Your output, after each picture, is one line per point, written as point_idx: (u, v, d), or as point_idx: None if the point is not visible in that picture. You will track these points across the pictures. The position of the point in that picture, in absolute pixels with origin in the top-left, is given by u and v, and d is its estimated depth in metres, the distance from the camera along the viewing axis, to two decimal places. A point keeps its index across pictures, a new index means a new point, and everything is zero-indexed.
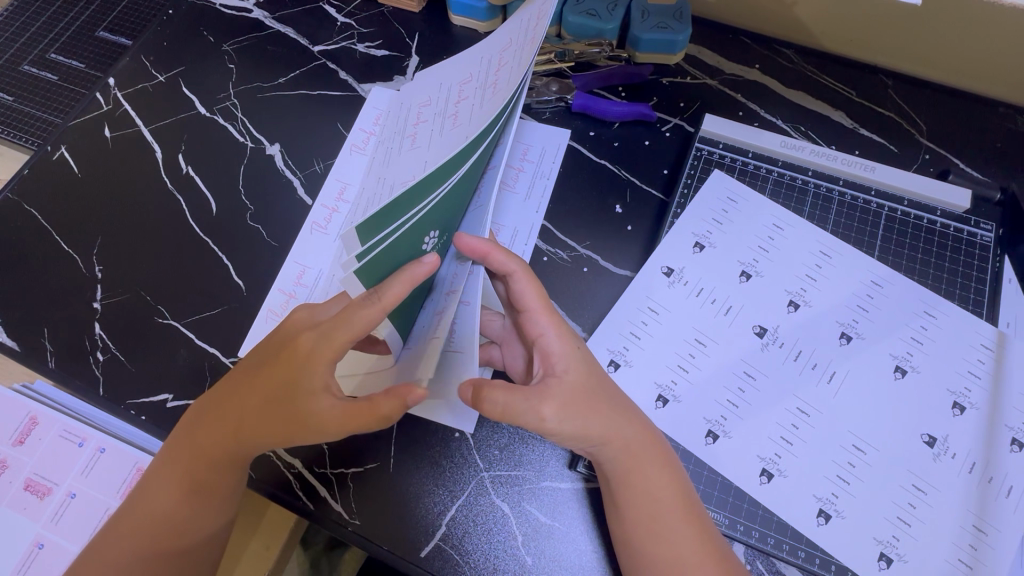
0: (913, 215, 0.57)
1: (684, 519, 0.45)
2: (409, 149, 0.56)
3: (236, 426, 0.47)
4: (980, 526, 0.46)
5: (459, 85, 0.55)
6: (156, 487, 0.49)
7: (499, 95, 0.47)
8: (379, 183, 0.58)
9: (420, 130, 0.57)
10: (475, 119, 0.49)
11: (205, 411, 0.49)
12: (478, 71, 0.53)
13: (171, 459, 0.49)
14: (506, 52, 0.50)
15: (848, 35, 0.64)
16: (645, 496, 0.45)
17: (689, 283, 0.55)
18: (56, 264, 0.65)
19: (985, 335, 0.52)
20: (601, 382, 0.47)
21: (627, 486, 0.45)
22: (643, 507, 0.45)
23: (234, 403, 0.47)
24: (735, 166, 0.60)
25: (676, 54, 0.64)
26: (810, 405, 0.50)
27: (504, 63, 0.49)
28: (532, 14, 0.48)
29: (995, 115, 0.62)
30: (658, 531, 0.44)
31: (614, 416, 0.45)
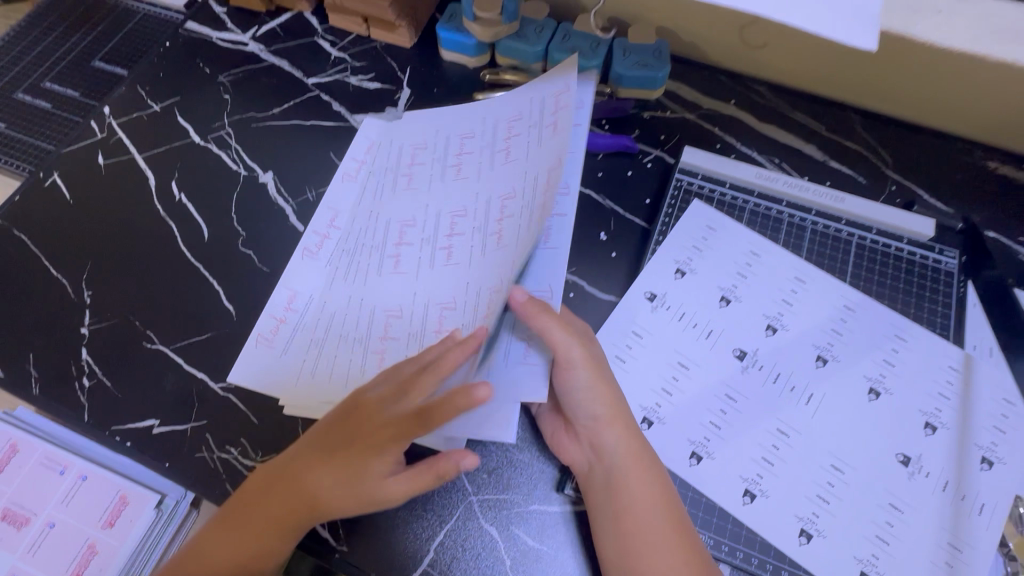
0: (882, 243, 0.60)
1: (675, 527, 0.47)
2: (407, 192, 0.62)
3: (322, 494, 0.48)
4: (954, 543, 0.47)
5: (466, 140, 0.63)
6: (221, 545, 0.50)
7: (517, 168, 0.58)
8: (376, 219, 0.62)
9: (416, 172, 0.63)
10: (482, 180, 0.60)
11: (280, 474, 0.49)
12: (479, 130, 0.63)
13: (243, 520, 0.49)
14: (514, 126, 0.61)
15: (816, 75, 0.68)
16: (637, 507, 0.47)
17: (672, 308, 0.57)
18: (45, 289, 0.65)
19: (953, 357, 0.54)
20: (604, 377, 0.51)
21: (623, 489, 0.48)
22: (642, 499, 0.47)
23: (323, 470, 0.48)
24: (713, 196, 0.63)
25: (655, 91, 0.68)
26: (790, 426, 0.52)
27: (516, 137, 0.60)
28: (546, 96, 0.60)
29: (955, 149, 0.66)
30: (649, 536, 0.47)
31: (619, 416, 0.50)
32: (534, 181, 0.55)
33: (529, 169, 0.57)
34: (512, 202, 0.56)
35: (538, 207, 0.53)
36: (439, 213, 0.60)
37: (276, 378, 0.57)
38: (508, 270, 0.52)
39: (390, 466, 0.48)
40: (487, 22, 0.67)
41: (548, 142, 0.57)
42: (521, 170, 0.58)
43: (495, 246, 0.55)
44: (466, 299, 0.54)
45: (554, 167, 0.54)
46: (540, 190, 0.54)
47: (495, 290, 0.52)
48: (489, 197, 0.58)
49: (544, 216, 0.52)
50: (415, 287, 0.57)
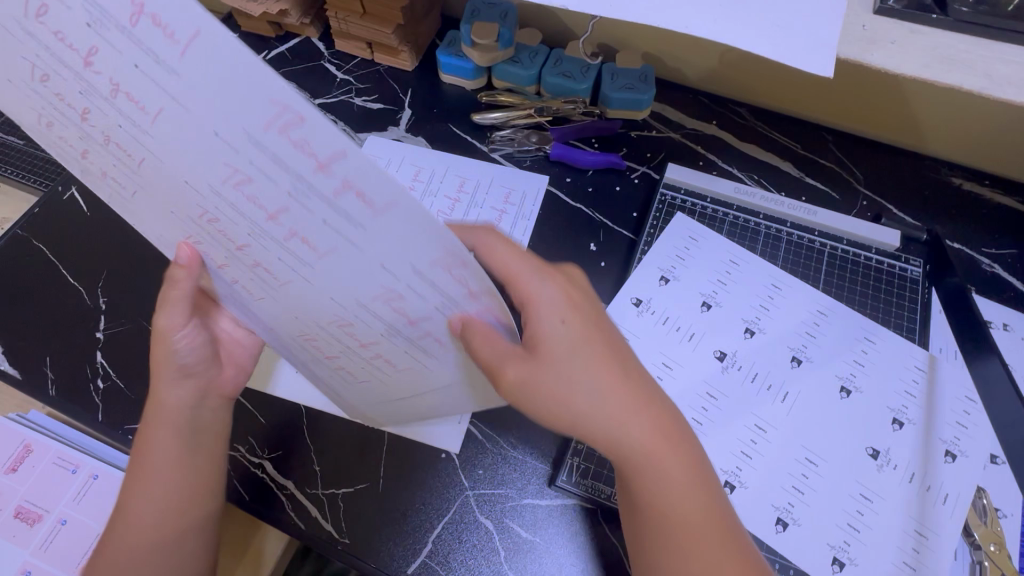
0: (852, 252, 0.64)
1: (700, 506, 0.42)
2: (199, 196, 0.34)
3: (165, 435, 0.49)
4: (921, 530, 0.51)
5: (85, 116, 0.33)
6: (147, 502, 0.48)
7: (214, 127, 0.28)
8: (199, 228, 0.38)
9: (139, 156, 0.34)
10: (205, 163, 0.31)
11: (151, 425, 0.49)
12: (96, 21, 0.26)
13: (159, 471, 0.48)
14: (72, 43, 0.28)
15: (792, 97, 0.72)
16: (664, 494, 0.42)
17: (656, 312, 0.61)
18: (62, 297, 0.68)
19: (918, 358, 0.58)
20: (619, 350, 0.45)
21: (643, 476, 0.42)
22: (664, 486, 0.42)
23: (155, 415, 0.49)
24: (696, 209, 0.67)
25: (642, 111, 0.73)
26: (765, 422, 0.55)
27: (162, 70, 0.27)
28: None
29: (922, 166, 0.71)
30: (679, 523, 0.42)
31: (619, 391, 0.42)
32: (270, 150, 0.28)
33: (254, 133, 0.27)
34: (260, 182, 0.30)
35: (339, 188, 0.28)
36: (217, 220, 0.36)
37: (298, 392, 0.60)
38: (391, 280, 0.35)
39: (174, 322, 0.48)
40: (485, 48, 0.72)
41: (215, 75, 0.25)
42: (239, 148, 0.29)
43: (313, 255, 0.34)
44: (355, 310, 0.39)
45: (286, 117, 0.26)
46: (316, 169, 0.28)
47: (387, 299, 0.37)
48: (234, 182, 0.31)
49: (359, 208, 0.29)
50: (302, 314, 0.42)
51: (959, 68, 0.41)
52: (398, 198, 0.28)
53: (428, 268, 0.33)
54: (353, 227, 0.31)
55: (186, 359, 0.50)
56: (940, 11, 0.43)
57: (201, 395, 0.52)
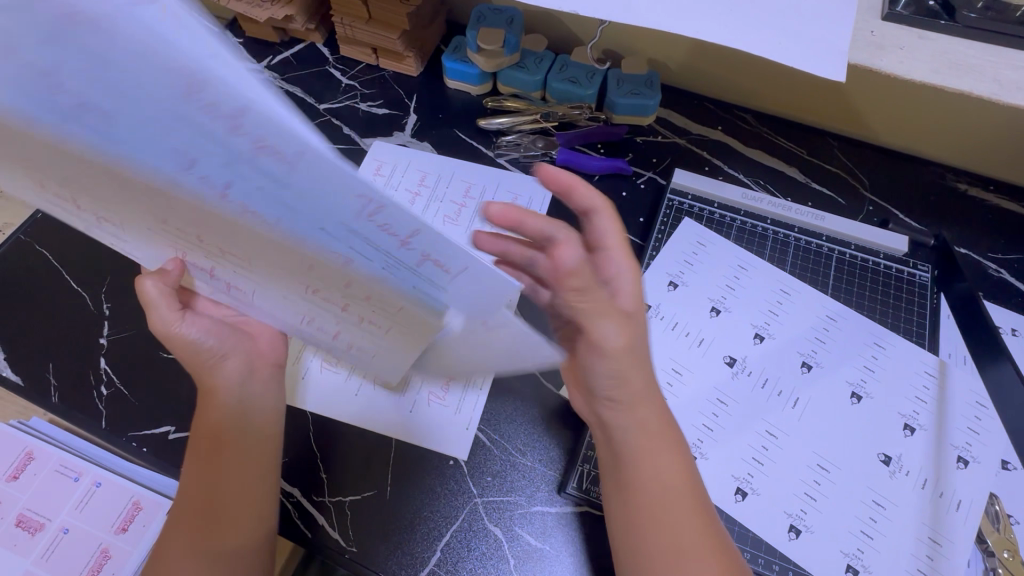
0: (860, 257, 0.64)
1: (693, 499, 0.46)
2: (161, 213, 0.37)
3: (221, 414, 0.52)
4: (935, 537, 0.50)
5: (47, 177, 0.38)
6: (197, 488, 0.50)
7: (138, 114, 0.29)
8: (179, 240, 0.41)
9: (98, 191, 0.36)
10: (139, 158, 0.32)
11: (203, 412, 0.53)
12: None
13: (206, 457, 0.51)
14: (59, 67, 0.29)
15: (798, 103, 0.72)
16: (661, 483, 0.46)
17: (665, 318, 0.61)
18: (66, 302, 0.68)
19: (929, 363, 0.58)
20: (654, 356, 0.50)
21: (643, 463, 0.47)
22: (666, 474, 0.46)
23: (211, 400, 0.52)
24: (703, 214, 0.67)
25: (648, 117, 0.73)
26: (777, 428, 0.55)
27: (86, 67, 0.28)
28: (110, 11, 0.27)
29: (927, 171, 0.71)
30: (670, 513, 0.45)
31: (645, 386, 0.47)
32: (201, 123, 0.28)
33: (175, 108, 0.28)
34: (202, 163, 0.30)
35: (258, 148, 0.28)
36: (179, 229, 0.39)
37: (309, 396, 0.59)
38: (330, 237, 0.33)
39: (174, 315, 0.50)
40: (491, 54, 0.72)
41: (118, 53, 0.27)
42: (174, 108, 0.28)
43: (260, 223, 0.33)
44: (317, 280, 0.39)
45: (194, 85, 0.27)
46: (231, 131, 0.28)
47: (329, 256, 0.35)
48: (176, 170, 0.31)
49: (278, 164, 0.28)
50: (279, 298, 0.44)
51: (969, 74, 0.41)
52: (302, 143, 0.27)
53: (360, 225, 0.31)
54: (282, 186, 0.30)
55: (206, 343, 0.53)
56: (948, 17, 0.43)
57: (247, 376, 0.54)
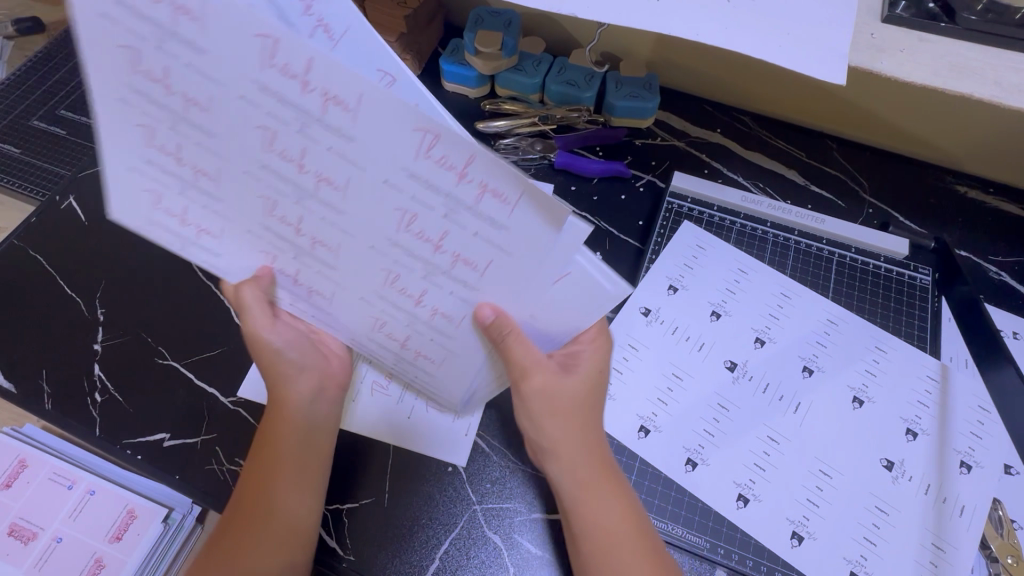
0: (861, 260, 0.64)
1: (638, 542, 0.46)
2: (256, 206, 0.42)
3: (296, 431, 0.51)
4: (938, 544, 0.50)
5: (154, 131, 0.40)
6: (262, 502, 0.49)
7: (243, 101, 0.35)
8: (267, 237, 0.44)
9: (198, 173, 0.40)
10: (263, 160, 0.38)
11: (274, 422, 0.51)
12: (133, 45, 0.36)
13: (277, 470, 0.50)
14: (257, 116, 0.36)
15: (797, 105, 0.72)
16: (604, 528, 0.46)
17: (665, 322, 0.60)
18: (60, 308, 0.67)
19: (930, 367, 0.57)
20: (600, 390, 0.50)
21: (581, 509, 0.47)
22: (608, 519, 0.46)
23: (283, 410, 0.51)
24: (703, 217, 0.67)
25: (646, 119, 0.72)
26: (779, 434, 0.55)
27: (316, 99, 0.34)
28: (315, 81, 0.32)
29: (927, 174, 0.70)
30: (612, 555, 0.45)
31: (576, 431, 0.48)
32: (421, 174, 0.35)
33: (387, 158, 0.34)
34: (280, 134, 0.36)
35: (324, 99, 0.33)
36: (269, 226, 0.43)
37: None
38: (402, 192, 0.36)
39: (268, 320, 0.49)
40: (489, 57, 0.72)
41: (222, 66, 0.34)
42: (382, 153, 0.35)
43: (341, 198, 0.39)
44: (395, 255, 0.41)
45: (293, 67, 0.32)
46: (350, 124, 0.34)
47: (408, 219, 0.38)
48: (264, 149, 0.38)
49: (348, 115, 0.33)
50: (354, 296, 0.46)
51: (971, 77, 0.41)
52: (365, 83, 0.32)
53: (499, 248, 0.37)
54: (349, 140, 0.35)
55: (291, 354, 0.52)
56: (948, 19, 0.42)
57: (319, 388, 0.54)
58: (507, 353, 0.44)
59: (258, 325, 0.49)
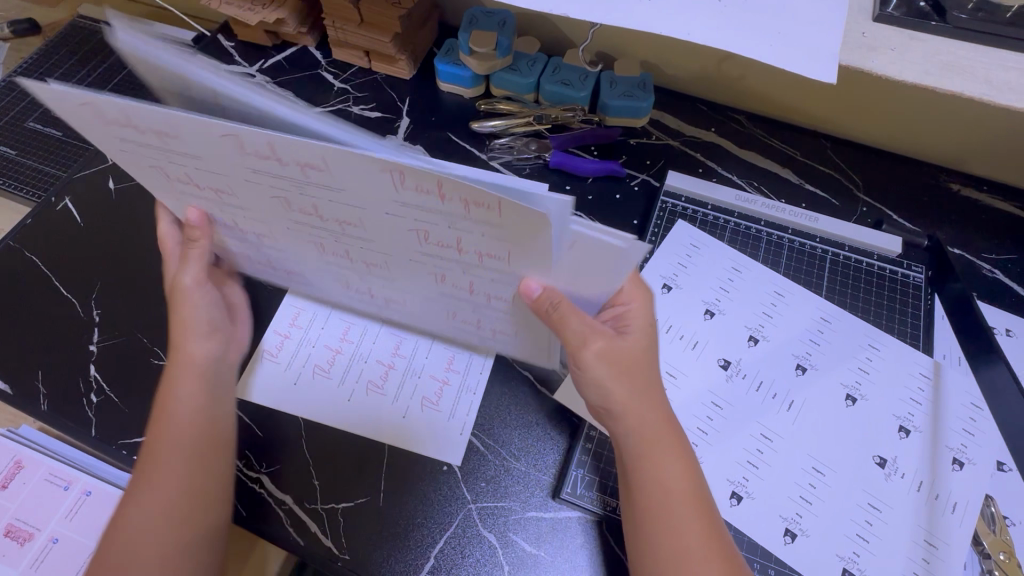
0: (853, 259, 0.64)
1: (698, 505, 0.45)
2: (312, 249, 0.52)
3: (193, 390, 0.51)
4: (931, 540, 0.50)
5: (169, 169, 0.47)
6: (162, 464, 0.48)
7: (242, 166, 0.41)
8: (332, 263, 0.54)
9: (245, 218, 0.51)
10: (287, 213, 0.47)
11: (175, 377, 0.52)
12: (124, 121, 0.42)
13: (176, 430, 0.50)
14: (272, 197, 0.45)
15: (792, 105, 0.72)
16: (666, 488, 0.45)
17: (660, 321, 0.61)
18: (56, 309, 0.67)
19: (922, 364, 0.58)
20: (655, 348, 0.49)
21: (649, 469, 0.46)
22: (669, 480, 0.45)
23: (182, 366, 0.52)
24: (696, 216, 0.67)
25: (641, 119, 0.73)
26: (772, 431, 0.55)
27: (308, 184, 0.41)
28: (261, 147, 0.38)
29: (921, 173, 0.71)
30: (672, 516, 0.44)
31: (641, 391, 0.47)
32: (418, 204, 0.38)
33: (374, 205, 0.40)
34: (294, 198, 0.44)
35: (302, 167, 0.39)
36: (319, 258, 0.54)
37: (303, 403, 0.59)
38: (409, 217, 0.40)
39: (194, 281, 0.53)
40: (483, 57, 0.72)
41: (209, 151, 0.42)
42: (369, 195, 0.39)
43: (365, 231, 0.46)
44: (433, 261, 0.46)
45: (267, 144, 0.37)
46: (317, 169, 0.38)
47: (424, 235, 0.42)
48: (289, 210, 0.46)
49: (325, 173, 0.38)
50: (422, 292, 0.54)
51: (961, 75, 0.41)
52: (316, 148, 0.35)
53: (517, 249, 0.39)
54: (342, 189, 0.40)
55: (206, 317, 0.54)
56: (939, 17, 0.42)
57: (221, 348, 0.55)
58: (561, 324, 0.45)
59: (184, 276, 0.53)
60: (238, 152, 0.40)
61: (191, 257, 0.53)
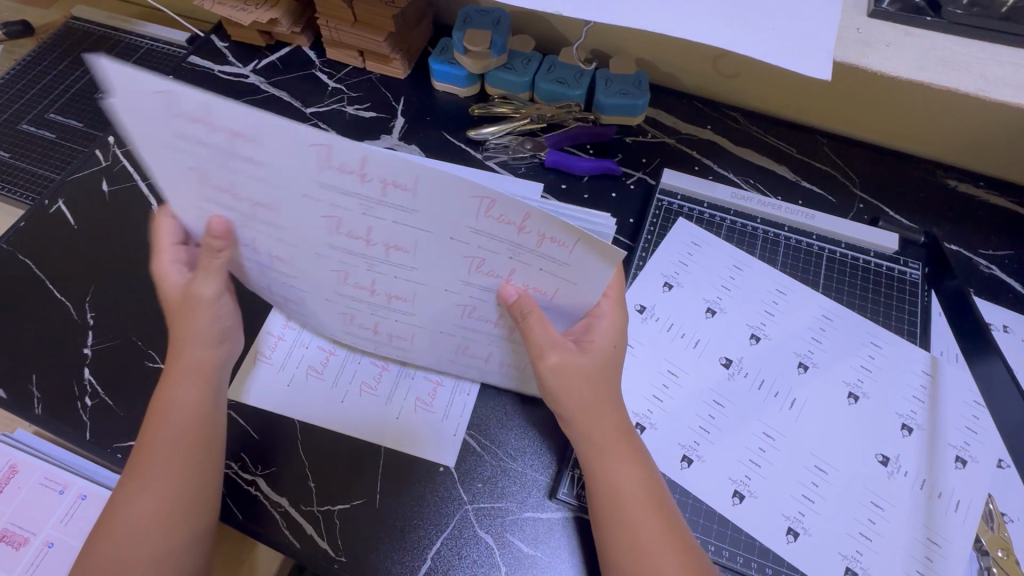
0: (850, 256, 0.64)
1: (655, 508, 0.46)
2: (333, 278, 0.50)
3: (194, 391, 0.51)
4: (932, 537, 0.50)
5: (207, 172, 0.42)
6: (162, 464, 0.49)
7: (294, 195, 0.42)
8: (346, 298, 0.53)
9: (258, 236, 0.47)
10: (312, 240, 0.46)
11: (179, 376, 0.51)
12: (168, 92, 0.37)
13: (177, 430, 0.50)
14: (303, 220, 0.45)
15: (788, 101, 0.72)
16: (616, 490, 0.47)
17: (661, 319, 0.60)
18: (50, 313, 0.67)
19: (922, 361, 0.58)
20: (618, 357, 0.50)
21: (599, 473, 0.47)
22: (622, 482, 0.47)
23: (186, 365, 0.52)
24: (693, 214, 0.67)
25: (637, 116, 0.72)
26: (774, 430, 0.55)
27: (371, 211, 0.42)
28: (336, 169, 0.39)
29: (917, 169, 0.70)
30: (628, 517, 0.46)
31: (594, 399, 0.48)
32: (487, 232, 0.41)
33: (441, 232, 0.42)
34: (346, 221, 0.43)
35: (388, 189, 0.39)
36: (343, 290, 0.52)
37: (298, 405, 0.59)
38: (469, 245, 0.42)
39: (198, 280, 0.50)
40: (478, 55, 0.71)
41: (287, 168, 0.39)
42: (432, 220, 0.41)
43: (410, 259, 0.46)
44: (469, 291, 0.47)
45: (329, 155, 0.38)
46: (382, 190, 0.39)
47: (476, 265, 0.44)
48: (332, 233, 0.45)
49: (407, 196, 0.39)
50: (432, 325, 0.54)
51: (956, 71, 0.41)
52: (416, 172, 0.37)
53: (575, 278, 0.43)
54: (414, 216, 0.41)
55: (216, 324, 0.52)
56: (934, 13, 0.42)
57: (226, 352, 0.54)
58: (534, 336, 0.46)
59: (206, 287, 0.50)
60: (308, 168, 0.39)
61: (209, 268, 0.50)
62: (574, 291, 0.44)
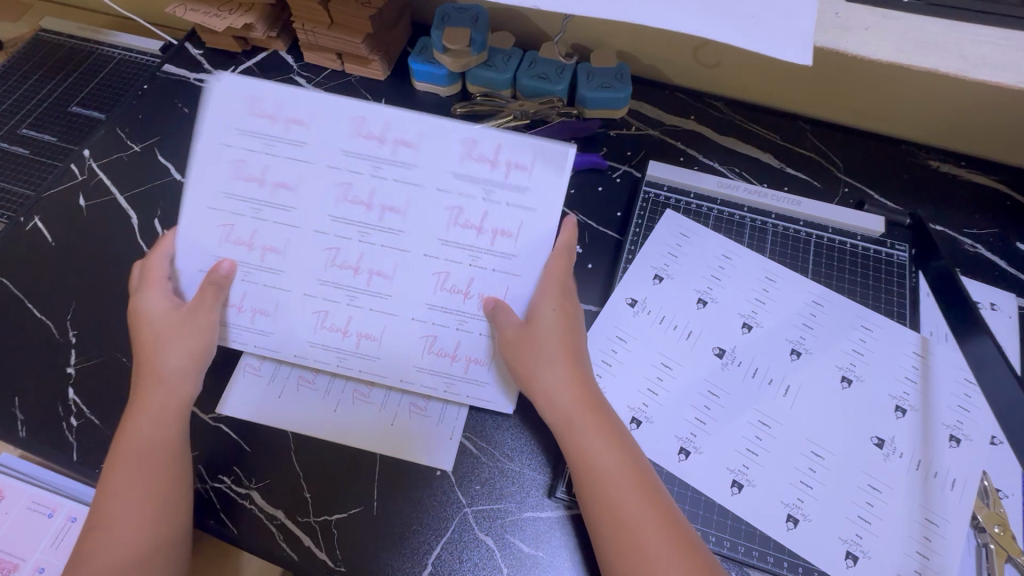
0: (838, 240, 0.64)
1: (636, 479, 0.47)
2: (321, 259, 0.53)
3: (158, 423, 0.52)
4: (929, 518, 0.51)
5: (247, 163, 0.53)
6: (127, 495, 0.49)
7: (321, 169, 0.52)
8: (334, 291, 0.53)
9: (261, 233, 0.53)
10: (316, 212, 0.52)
11: (147, 408, 0.52)
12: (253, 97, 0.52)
13: (140, 462, 0.50)
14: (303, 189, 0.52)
15: (769, 89, 0.72)
16: (592, 462, 0.47)
17: (652, 312, 0.60)
18: (31, 333, 0.65)
19: (912, 341, 0.58)
20: (570, 327, 0.52)
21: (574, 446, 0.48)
22: (598, 453, 0.47)
23: (155, 394, 0.53)
24: (680, 206, 0.66)
25: (619, 110, 0.72)
26: (770, 417, 0.55)
27: (373, 187, 0.52)
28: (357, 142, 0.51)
29: (900, 151, 0.71)
30: (608, 487, 0.46)
31: (554, 375, 0.50)
32: (466, 174, 0.50)
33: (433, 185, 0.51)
34: (354, 185, 0.52)
35: (395, 145, 0.51)
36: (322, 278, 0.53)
37: (289, 416, 0.58)
38: (451, 191, 0.51)
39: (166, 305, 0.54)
40: (457, 54, 0.70)
41: (312, 132, 0.52)
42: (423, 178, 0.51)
43: (400, 220, 0.52)
44: (447, 254, 0.51)
45: (360, 124, 0.51)
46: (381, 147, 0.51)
47: (456, 214, 0.51)
48: (338, 201, 0.52)
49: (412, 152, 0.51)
50: (406, 315, 0.53)
51: (937, 52, 0.41)
52: (423, 126, 0.51)
53: (538, 207, 0.50)
54: (410, 172, 0.51)
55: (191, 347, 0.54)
56: None
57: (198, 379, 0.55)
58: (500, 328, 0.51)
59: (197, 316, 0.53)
60: (337, 139, 0.52)
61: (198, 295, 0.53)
62: (534, 224, 0.50)
